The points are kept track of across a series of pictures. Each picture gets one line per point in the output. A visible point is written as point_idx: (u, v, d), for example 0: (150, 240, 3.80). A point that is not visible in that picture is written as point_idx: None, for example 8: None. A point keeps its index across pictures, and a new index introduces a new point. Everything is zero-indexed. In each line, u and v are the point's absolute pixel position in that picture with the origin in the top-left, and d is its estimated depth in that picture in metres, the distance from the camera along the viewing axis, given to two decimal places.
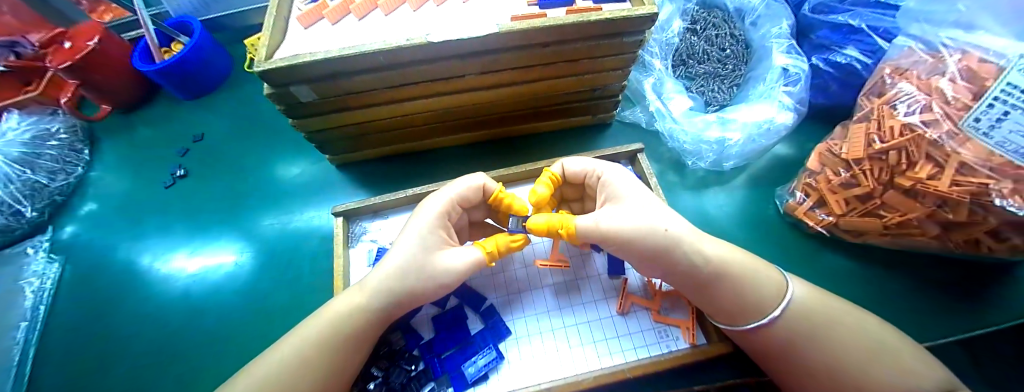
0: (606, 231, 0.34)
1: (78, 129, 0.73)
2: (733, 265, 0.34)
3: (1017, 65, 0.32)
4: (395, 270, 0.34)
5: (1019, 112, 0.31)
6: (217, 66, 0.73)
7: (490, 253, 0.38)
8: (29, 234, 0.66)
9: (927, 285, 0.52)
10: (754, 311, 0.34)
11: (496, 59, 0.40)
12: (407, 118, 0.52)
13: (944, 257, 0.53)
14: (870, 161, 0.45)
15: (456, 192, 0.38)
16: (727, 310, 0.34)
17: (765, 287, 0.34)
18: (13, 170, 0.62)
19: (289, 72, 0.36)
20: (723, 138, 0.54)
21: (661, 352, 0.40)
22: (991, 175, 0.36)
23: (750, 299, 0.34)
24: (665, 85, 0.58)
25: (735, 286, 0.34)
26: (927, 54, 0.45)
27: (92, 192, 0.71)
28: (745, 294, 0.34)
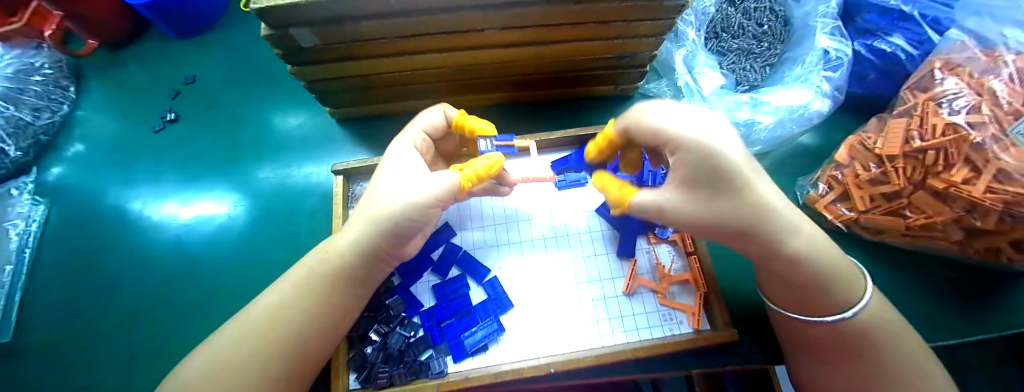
0: (743, 227, 0.28)
1: (63, 65, 0.68)
2: (823, 249, 0.31)
3: None
4: (373, 193, 0.34)
5: None
6: (206, 2, 0.66)
7: (467, 178, 0.36)
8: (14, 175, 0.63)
9: (935, 289, 0.51)
10: (838, 303, 0.31)
11: (518, 15, 0.36)
12: (418, 73, 0.48)
13: (958, 263, 0.51)
14: (903, 159, 0.43)
15: (428, 121, 0.40)
16: (812, 300, 0.32)
17: (848, 279, 0.32)
18: None
19: (290, 13, 0.32)
20: (753, 121, 0.51)
21: (664, 335, 0.39)
22: None
23: (833, 288, 0.31)
24: (696, 59, 0.54)
25: (813, 274, 0.30)
26: (982, 50, 0.42)
27: (80, 133, 0.67)
28: (828, 280, 0.31)
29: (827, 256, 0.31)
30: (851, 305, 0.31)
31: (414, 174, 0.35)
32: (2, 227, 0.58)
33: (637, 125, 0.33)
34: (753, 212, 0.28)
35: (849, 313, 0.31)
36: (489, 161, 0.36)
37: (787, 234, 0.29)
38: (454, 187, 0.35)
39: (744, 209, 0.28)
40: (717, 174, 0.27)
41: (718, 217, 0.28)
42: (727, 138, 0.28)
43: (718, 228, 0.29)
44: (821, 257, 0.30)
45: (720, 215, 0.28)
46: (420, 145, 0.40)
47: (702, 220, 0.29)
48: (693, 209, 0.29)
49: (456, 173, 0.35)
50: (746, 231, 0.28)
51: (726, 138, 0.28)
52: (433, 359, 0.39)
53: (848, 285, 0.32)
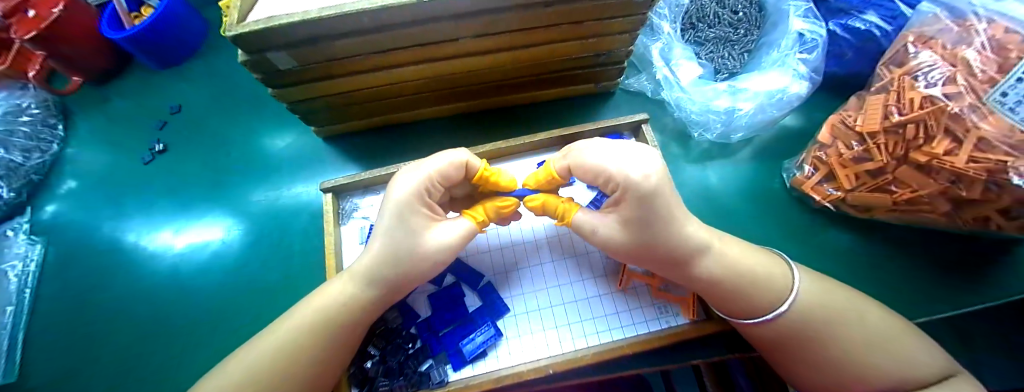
0: (661, 255, 0.32)
1: (51, 104, 0.68)
2: (748, 266, 0.33)
3: None
4: (389, 258, 0.33)
5: None
6: (188, 31, 0.67)
7: (478, 220, 0.37)
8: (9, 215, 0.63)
9: (926, 262, 0.51)
10: (770, 298, 0.33)
11: (490, 22, 0.36)
12: (399, 86, 0.48)
13: (948, 234, 0.52)
14: (885, 135, 0.43)
15: (436, 168, 0.35)
16: (741, 308, 0.33)
17: (772, 282, 0.33)
18: None
19: (264, 39, 0.33)
20: (734, 108, 0.51)
21: (660, 328, 0.39)
22: (1011, 152, 0.34)
23: (760, 291, 0.33)
24: (672, 50, 0.55)
25: (735, 283, 0.33)
26: (955, 21, 0.41)
27: (70, 170, 0.67)
28: (757, 291, 0.33)
29: (751, 269, 0.33)
30: (788, 297, 0.33)
31: (424, 239, 0.34)
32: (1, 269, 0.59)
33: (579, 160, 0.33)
34: (670, 242, 0.31)
35: (771, 314, 0.33)
36: (505, 203, 0.38)
37: (698, 254, 0.32)
38: (470, 230, 0.37)
39: (667, 240, 0.31)
40: (650, 215, 0.30)
41: (648, 248, 0.32)
42: (661, 177, 0.30)
43: (648, 254, 0.32)
44: (741, 274, 0.33)
45: (648, 245, 0.31)
46: (430, 193, 0.36)
47: (632, 248, 0.32)
48: (627, 239, 0.32)
49: (471, 221, 0.37)
50: (672, 255, 0.32)
51: (658, 180, 0.30)
52: (433, 368, 0.39)
53: (774, 286, 0.33)
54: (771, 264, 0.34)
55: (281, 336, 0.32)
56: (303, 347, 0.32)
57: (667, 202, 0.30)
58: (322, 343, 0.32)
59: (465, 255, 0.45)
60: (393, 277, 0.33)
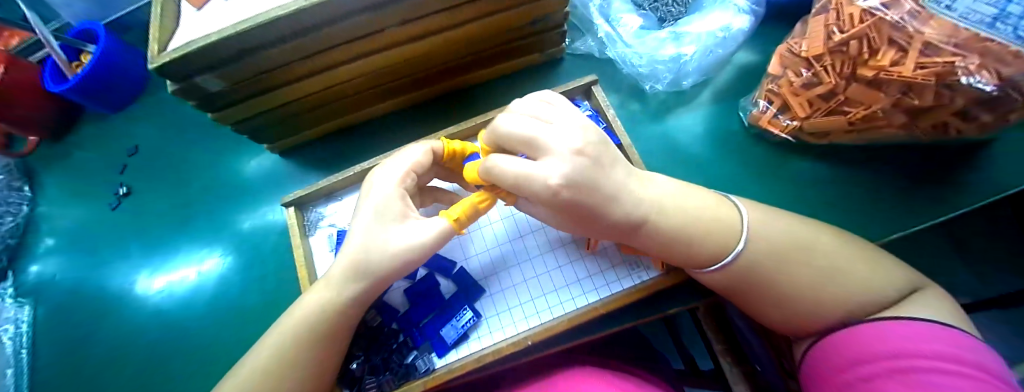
0: (591, 232, 0.33)
1: (13, 168, 0.67)
2: (691, 226, 0.32)
3: None
4: (365, 251, 0.33)
5: None
6: (131, 70, 0.65)
7: (453, 217, 0.34)
8: None
9: (892, 177, 0.52)
10: (717, 250, 0.33)
11: (412, 6, 0.35)
12: (342, 87, 0.48)
13: (911, 147, 0.52)
14: (831, 55, 0.41)
15: (414, 160, 0.36)
16: (688, 264, 0.34)
17: (720, 236, 0.33)
18: None
19: (188, 63, 0.32)
20: (679, 55, 0.52)
21: (633, 283, 0.40)
22: (957, 52, 0.32)
23: (706, 244, 0.33)
24: (611, 7, 0.55)
25: (679, 243, 0.32)
26: None
27: (45, 228, 0.67)
28: (702, 246, 0.33)
29: (697, 227, 0.32)
30: (738, 240, 0.33)
31: (402, 227, 0.33)
32: None
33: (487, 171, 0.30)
34: (596, 224, 0.31)
35: (717, 265, 0.33)
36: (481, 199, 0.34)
37: (633, 227, 0.32)
38: (446, 231, 0.34)
39: (592, 225, 0.31)
40: (569, 212, 0.29)
41: (581, 228, 0.33)
42: (571, 183, 0.27)
43: (578, 230, 0.33)
44: (683, 234, 0.32)
45: (579, 226, 0.32)
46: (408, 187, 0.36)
47: (562, 226, 0.33)
48: (557, 221, 0.33)
49: (444, 219, 0.34)
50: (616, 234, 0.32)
51: (570, 187, 0.27)
52: (419, 358, 0.39)
53: (722, 236, 0.33)
54: (720, 216, 0.34)
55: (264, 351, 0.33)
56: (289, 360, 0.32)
57: (584, 203, 0.29)
58: (306, 357, 0.32)
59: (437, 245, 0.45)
60: (373, 273, 0.33)
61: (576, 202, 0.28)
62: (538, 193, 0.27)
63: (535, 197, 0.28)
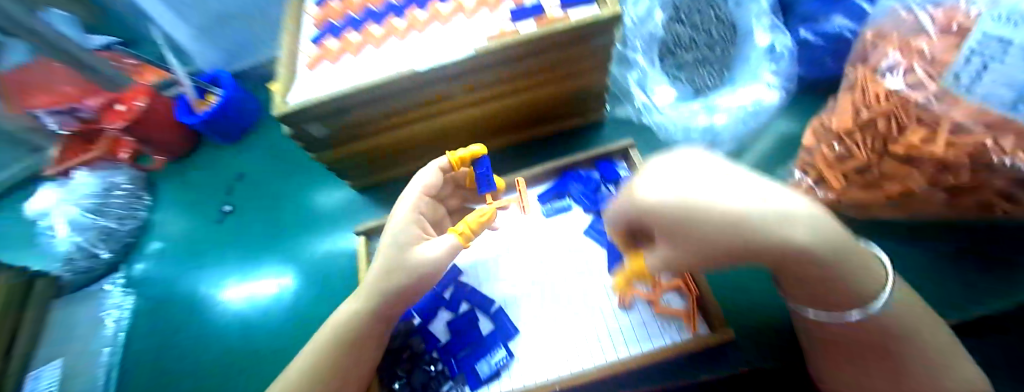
0: (760, 254, 0.22)
1: (140, 179, 0.82)
2: (834, 236, 0.24)
3: (988, 17, 0.34)
4: (384, 265, 0.39)
5: (995, 64, 0.32)
6: (245, 111, 0.80)
7: (462, 233, 0.43)
8: (107, 273, 0.75)
9: (961, 257, 0.48)
10: (867, 288, 0.25)
11: (483, 77, 0.46)
12: (415, 140, 0.57)
13: (990, 228, 0.47)
14: (861, 131, 0.45)
15: (423, 184, 0.44)
16: (844, 297, 0.25)
17: (862, 265, 0.25)
18: (87, 219, 0.72)
19: (308, 114, 0.42)
20: (711, 125, 0.54)
21: (664, 343, 0.41)
22: (987, 132, 0.35)
23: (852, 282, 0.25)
24: (648, 78, 0.61)
25: (834, 263, 0.24)
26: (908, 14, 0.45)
27: (156, 232, 0.79)
28: (851, 265, 0.24)
29: (834, 238, 0.24)
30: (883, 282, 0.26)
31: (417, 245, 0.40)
32: (102, 316, 0.71)
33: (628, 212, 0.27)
34: (753, 236, 0.22)
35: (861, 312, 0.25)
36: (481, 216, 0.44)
37: (788, 229, 0.22)
38: (456, 245, 0.42)
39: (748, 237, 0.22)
40: (708, 218, 0.22)
41: (742, 256, 0.23)
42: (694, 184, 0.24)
43: (744, 260, 0.23)
44: (830, 243, 0.23)
45: (739, 247, 0.22)
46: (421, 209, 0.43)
47: (723, 260, 0.23)
48: (713, 252, 0.23)
49: (455, 235, 0.43)
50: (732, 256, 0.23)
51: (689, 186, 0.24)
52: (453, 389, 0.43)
53: (864, 276, 0.25)
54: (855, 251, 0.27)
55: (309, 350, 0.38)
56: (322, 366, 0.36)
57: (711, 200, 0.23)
58: (339, 367, 0.37)
59: (480, 285, 0.50)
60: (386, 291, 0.38)
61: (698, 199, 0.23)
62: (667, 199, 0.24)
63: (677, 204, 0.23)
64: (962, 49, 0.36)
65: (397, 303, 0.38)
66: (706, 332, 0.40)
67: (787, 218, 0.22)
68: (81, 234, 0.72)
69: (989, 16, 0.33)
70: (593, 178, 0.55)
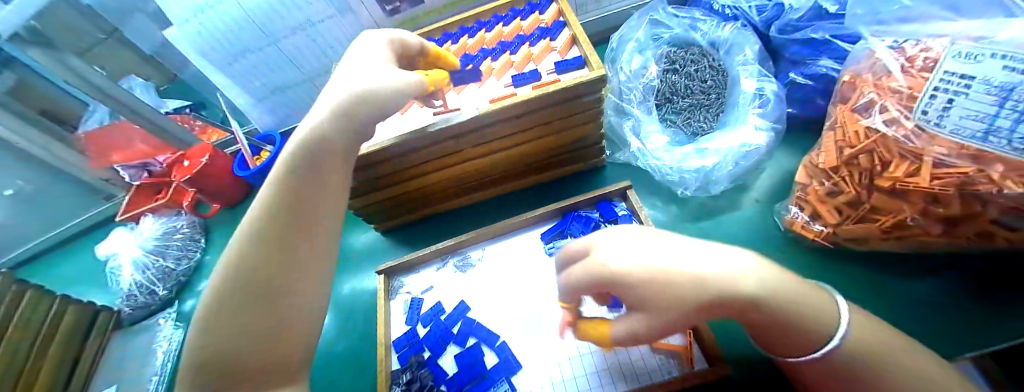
0: (707, 305, 0.27)
1: (197, 224, 0.91)
2: (786, 294, 0.28)
3: (947, 55, 0.38)
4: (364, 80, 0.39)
5: (964, 96, 0.37)
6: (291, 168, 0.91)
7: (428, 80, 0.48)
8: (161, 307, 0.83)
9: (979, 284, 0.47)
10: (820, 332, 0.29)
11: (486, 133, 0.52)
12: (429, 188, 0.63)
13: (998, 255, 0.48)
14: (846, 167, 0.49)
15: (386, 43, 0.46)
16: (792, 340, 0.29)
17: (816, 313, 0.29)
18: (150, 259, 0.80)
19: None
20: (703, 165, 0.59)
21: (638, 384, 0.43)
22: (972, 164, 0.38)
23: (806, 325, 0.28)
24: (642, 126, 0.66)
25: (783, 316, 0.28)
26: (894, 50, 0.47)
27: (208, 271, 0.88)
28: (799, 318, 0.28)
29: (785, 293, 0.28)
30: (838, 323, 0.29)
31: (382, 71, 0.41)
32: (153, 347, 0.76)
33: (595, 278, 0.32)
34: (701, 290, 0.27)
35: (822, 350, 0.28)
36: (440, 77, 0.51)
37: (729, 285, 0.27)
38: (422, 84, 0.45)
39: (698, 291, 0.27)
40: (660, 277, 0.29)
41: (696, 308, 0.28)
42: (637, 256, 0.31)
43: (700, 310, 0.28)
44: (778, 302, 0.27)
45: (691, 303, 0.27)
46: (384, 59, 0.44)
47: (681, 312, 0.28)
48: (674, 307, 0.28)
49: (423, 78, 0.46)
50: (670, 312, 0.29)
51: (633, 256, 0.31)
52: None
53: (817, 319, 0.29)
54: (810, 290, 0.30)
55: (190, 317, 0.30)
56: (219, 307, 0.29)
57: (660, 267, 0.29)
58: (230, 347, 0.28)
59: (488, 320, 0.53)
60: (246, 248, 0.31)
61: (650, 267, 0.29)
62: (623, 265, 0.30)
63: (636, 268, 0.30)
64: (919, 90, 0.41)
65: (313, 206, 0.35)
66: (678, 374, 0.42)
67: (729, 277, 0.27)
68: (143, 272, 0.79)
69: (946, 57, 0.38)
70: (593, 218, 0.58)
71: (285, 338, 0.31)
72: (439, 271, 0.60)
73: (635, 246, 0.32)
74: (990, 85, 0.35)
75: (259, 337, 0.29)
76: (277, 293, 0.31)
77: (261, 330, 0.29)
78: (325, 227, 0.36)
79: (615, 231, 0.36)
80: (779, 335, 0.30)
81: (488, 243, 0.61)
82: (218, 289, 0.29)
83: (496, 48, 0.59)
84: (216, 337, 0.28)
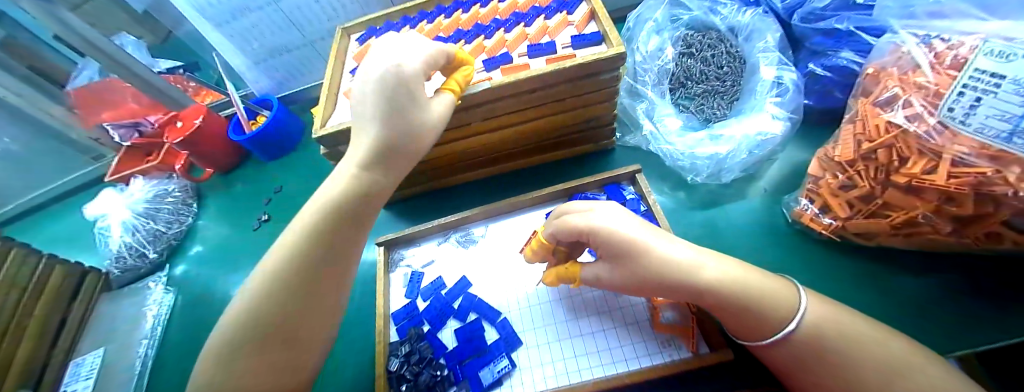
0: (670, 281, 0.36)
1: (189, 188, 0.88)
2: (745, 285, 0.35)
3: (981, 53, 0.38)
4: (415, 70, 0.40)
5: (992, 95, 0.36)
6: (288, 134, 0.88)
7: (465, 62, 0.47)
8: (151, 271, 0.81)
9: (982, 284, 0.47)
10: (778, 315, 0.34)
11: (494, 107, 0.50)
12: (434, 161, 0.61)
13: (1004, 258, 0.48)
14: (862, 161, 0.48)
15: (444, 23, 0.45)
16: (751, 325, 0.35)
17: (777, 303, 0.34)
18: (140, 221, 0.78)
19: (342, 135, 0.51)
20: (715, 152, 0.58)
21: (614, 373, 0.43)
22: (991, 165, 0.37)
23: (761, 308, 0.34)
24: (656, 109, 0.64)
25: (740, 301, 0.34)
26: (923, 45, 0.46)
27: (200, 237, 0.86)
28: (756, 304, 0.34)
29: (745, 283, 0.35)
30: (796, 313, 0.33)
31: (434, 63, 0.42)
32: (143, 310, 0.75)
33: (595, 230, 0.40)
34: (674, 269, 0.36)
35: (781, 332, 0.33)
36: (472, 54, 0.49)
37: (693, 273, 0.36)
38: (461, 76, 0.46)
39: (670, 268, 0.36)
40: (645, 250, 0.37)
41: (663, 282, 0.37)
42: (633, 232, 0.39)
43: (667, 284, 0.37)
44: (737, 289, 0.35)
45: (661, 276, 0.36)
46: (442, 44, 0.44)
47: (651, 280, 0.37)
48: (647, 274, 0.37)
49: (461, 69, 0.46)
50: (633, 268, 0.38)
51: (630, 230, 0.39)
52: None
53: (776, 306, 0.34)
54: (777, 286, 0.35)
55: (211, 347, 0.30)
56: (246, 349, 0.29)
57: (647, 242, 0.38)
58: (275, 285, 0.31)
59: (491, 297, 0.52)
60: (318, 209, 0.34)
61: (641, 240, 0.38)
62: (621, 234, 0.39)
63: (628, 237, 0.39)
64: (946, 87, 0.40)
65: (344, 247, 0.35)
66: (654, 365, 0.42)
67: (698, 266, 0.36)
68: (133, 234, 0.77)
69: (979, 54, 0.38)
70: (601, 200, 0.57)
71: (297, 375, 0.32)
72: (440, 245, 0.59)
73: (634, 222, 0.41)
74: (1020, 85, 0.33)
75: (277, 378, 0.30)
76: (301, 334, 0.32)
77: (279, 373, 0.30)
78: (348, 267, 0.36)
79: (620, 207, 0.44)
80: (738, 320, 0.35)
81: (492, 219, 0.61)
82: (241, 330, 0.29)
83: (510, 19, 0.56)
84: (239, 378, 0.28)
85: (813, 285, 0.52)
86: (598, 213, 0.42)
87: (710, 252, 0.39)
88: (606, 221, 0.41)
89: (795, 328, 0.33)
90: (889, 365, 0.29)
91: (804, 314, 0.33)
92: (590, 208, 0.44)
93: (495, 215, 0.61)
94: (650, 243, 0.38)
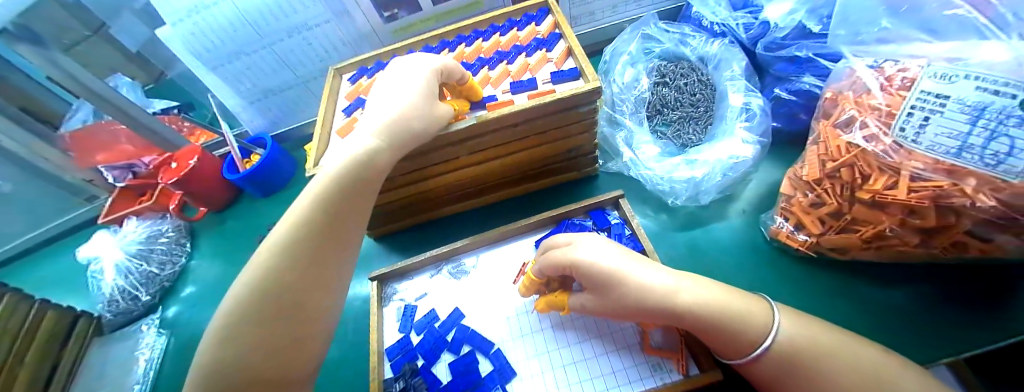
0: (649, 307, 0.38)
1: (182, 228, 0.89)
2: (718, 307, 0.36)
3: (925, 76, 0.41)
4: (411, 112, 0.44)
5: (941, 114, 0.39)
6: (281, 171, 0.90)
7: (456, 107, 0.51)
8: (144, 313, 0.80)
9: (955, 292, 0.49)
10: (755, 335, 0.35)
11: (480, 142, 0.53)
12: (424, 193, 0.63)
13: (972, 266, 0.50)
14: (829, 180, 0.51)
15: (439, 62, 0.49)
16: (733, 347, 0.36)
17: (750, 319, 0.36)
18: (133, 263, 0.77)
19: None
20: (692, 176, 0.61)
21: None
22: (946, 179, 0.40)
23: (738, 327, 0.36)
24: (635, 137, 0.68)
25: (715, 320, 0.36)
26: (871, 69, 0.49)
27: (193, 278, 0.86)
28: (730, 322, 0.36)
29: (719, 303, 0.37)
30: (771, 330, 0.35)
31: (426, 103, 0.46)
32: (135, 355, 0.74)
33: (578, 264, 0.42)
34: (651, 296, 0.38)
35: (759, 349, 0.34)
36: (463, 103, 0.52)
37: (670, 299, 0.37)
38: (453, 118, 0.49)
39: (648, 296, 0.38)
40: (624, 279, 0.39)
41: (644, 307, 0.38)
42: (612, 263, 0.41)
43: (648, 311, 0.38)
44: (711, 310, 0.36)
45: (641, 303, 0.38)
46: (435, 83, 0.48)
47: (632, 308, 0.39)
48: (629, 302, 0.39)
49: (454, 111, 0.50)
50: (616, 297, 0.40)
51: (609, 261, 0.41)
52: None
53: (753, 325, 0.36)
54: (750, 303, 0.38)
55: (218, 323, 0.32)
56: (247, 322, 0.31)
57: (626, 272, 0.40)
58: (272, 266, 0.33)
59: (484, 329, 0.53)
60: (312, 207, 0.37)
61: (619, 270, 0.40)
62: (601, 266, 0.41)
63: (609, 269, 0.40)
64: (897, 109, 0.44)
65: (338, 232, 0.37)
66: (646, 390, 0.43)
67: (674, 291, 0.38)
68: (125, 277, 0.77)
69: (924, 77, 0.41)
70: (587, 226, 0.59)
71: (294, 356, 0.33)
72: (433, 277, 0.60)
73: (614, 253, 0.43)
74: (964, 104, 0.38)
75: (274, 354, 0.32)
76: (296, 314, 0.33)
77: (279, 347, 0.32)
78: (342, 254, 0.38)
79: (602, 237, 0.46)
80: (718, 339, 0.37)
81: (483, 249, 0.62)
82: (242, 305, 0.32)
83: (493, 58, 0.60)
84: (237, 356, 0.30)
85: (796, 301, 0.53)
86: (581, 246, 0.44)
87: (687, 276, 0.40)
88: (588, 255, 0.42)
89: (770, 345, 0.34)
90: (868, 374, 0.30)
91: (781, 328, 0.35)
92: (574, 242, 0.46)
93: (485, 245, 0.62)
94: (628, 273, 0.39)
